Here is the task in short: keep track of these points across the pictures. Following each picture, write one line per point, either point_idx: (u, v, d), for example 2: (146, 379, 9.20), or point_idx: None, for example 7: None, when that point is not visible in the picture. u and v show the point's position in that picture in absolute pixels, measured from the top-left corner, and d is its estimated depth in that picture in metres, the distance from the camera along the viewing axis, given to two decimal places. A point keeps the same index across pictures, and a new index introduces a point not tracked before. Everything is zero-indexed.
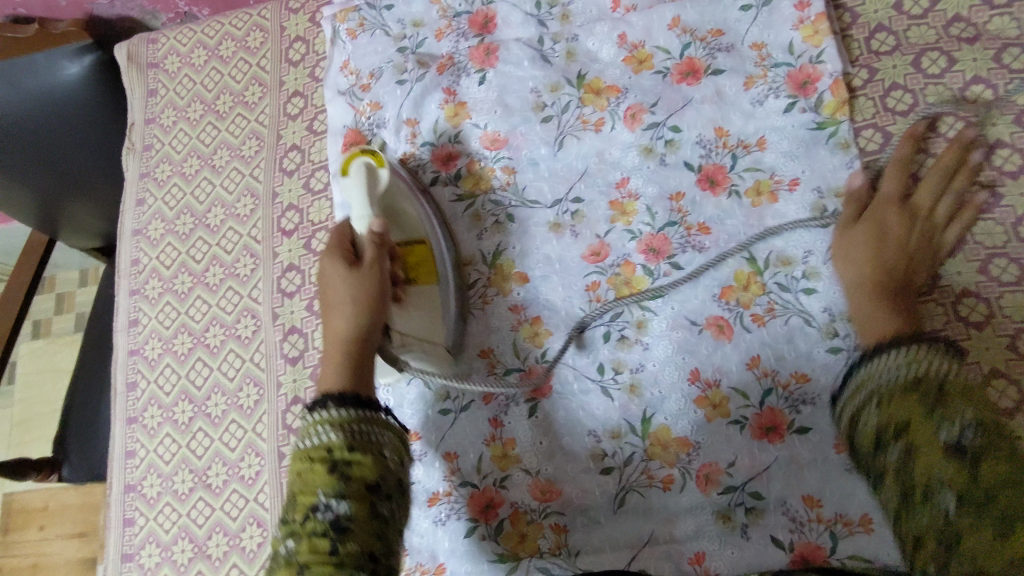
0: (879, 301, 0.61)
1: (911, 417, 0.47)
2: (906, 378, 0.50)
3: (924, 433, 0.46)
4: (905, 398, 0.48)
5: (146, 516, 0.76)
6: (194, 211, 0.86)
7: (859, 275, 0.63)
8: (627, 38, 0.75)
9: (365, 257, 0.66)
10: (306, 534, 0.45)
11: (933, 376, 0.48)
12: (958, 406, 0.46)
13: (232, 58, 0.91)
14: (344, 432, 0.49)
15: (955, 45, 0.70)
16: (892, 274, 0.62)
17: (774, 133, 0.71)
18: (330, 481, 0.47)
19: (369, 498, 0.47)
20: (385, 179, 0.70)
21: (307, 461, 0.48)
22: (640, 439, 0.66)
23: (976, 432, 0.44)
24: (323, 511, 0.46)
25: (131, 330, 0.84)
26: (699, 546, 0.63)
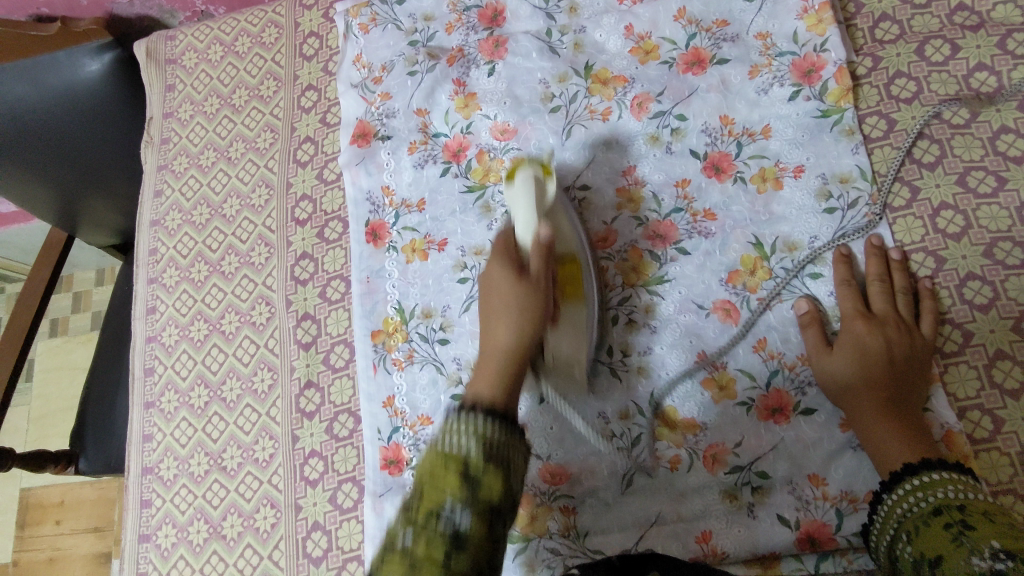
0: (863, 391, 0.60)
1: (944, 549, 0.48)
2: (931, 505, 0.52)
3: (958, 557, 0.46)
4: (932, 477, 0.54)
5: (162, 497, 0.77)
6: (211, 202, 0.88)
7: (841, 360, 0.62)
8: (634, 29, 0.77)
9: (526, 191, 0.62)
10: (423, 535, 0.40)
11: (958, 504, 0.51)
12: (983, 532, 0.47)
13: (248, 53, 0.93)
14: (483, 443, 0.44)
15: (958, 33, 0.71)
16: (865, 356, 0.61)
17: (779, 121, 0.71)
18: (460, 490, 0.42)
19: (491, 516, 0.42)
20: (553, 196, 0.64)
21: (441, 459, 0.43)
22: (648, 420, 0.67)
23: (1005, 558, 0.43)
24: (446, 523, 0.41)
25: (149, 317, 0.86)
26: (706, 525, 0.64)
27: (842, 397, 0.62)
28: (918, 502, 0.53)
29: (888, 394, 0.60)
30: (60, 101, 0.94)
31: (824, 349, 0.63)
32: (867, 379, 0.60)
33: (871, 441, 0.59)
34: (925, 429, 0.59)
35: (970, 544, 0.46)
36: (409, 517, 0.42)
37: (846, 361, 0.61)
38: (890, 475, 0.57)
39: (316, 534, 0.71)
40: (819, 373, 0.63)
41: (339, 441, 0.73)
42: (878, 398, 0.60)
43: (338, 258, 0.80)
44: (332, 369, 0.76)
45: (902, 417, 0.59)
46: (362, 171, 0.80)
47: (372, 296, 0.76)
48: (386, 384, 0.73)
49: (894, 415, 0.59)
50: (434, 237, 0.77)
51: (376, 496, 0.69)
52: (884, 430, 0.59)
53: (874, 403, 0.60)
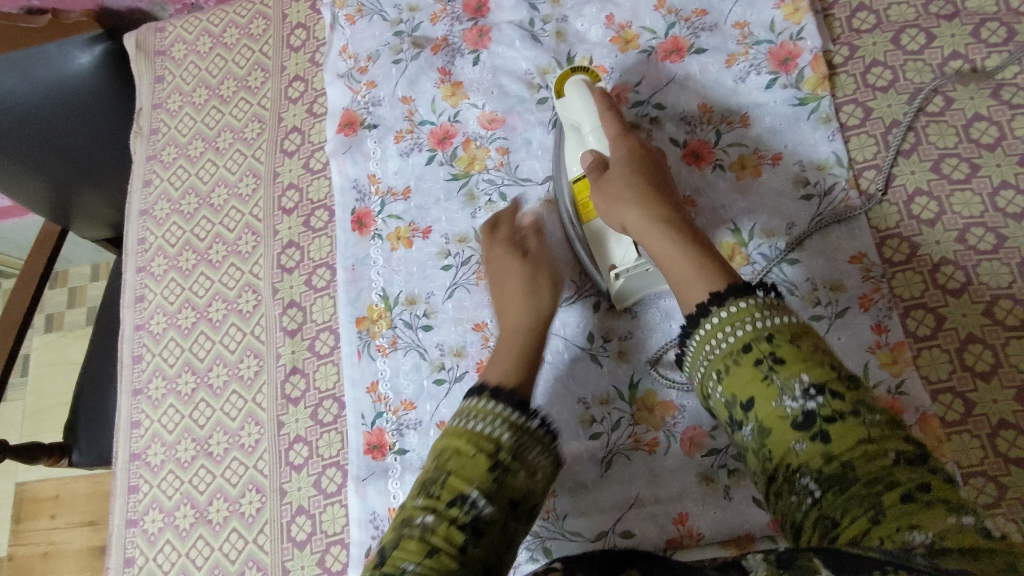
0: (637, 157, 0.66)
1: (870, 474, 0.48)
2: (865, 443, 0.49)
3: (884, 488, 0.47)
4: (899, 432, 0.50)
5: (150, 483, 0.78)
6: (198, 192, 0.89)
7: (632, 197, 0.64)
8: (615, 19, 0.78)
9: (586, 99, 0.69)
10: (446, 517, 0.50)
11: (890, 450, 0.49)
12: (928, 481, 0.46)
13: (236, 45, 0.94)
14: (511, 432, 0.56)
15: (933, 23, 0.72)
16: (633, 154, 0.66)
17: (757, 109, 0.72)
18: (484, 479, 0.52)
19: (509, 505, 0.52)
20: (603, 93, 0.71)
21: (465, 443, 0.55)
22: (627, 404, 0.68)
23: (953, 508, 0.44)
24: (469, 506, 0.51)
25: (137, 306, 0.86)
26: (683, 507, 0.64)
27: (671, 262, 0.62)
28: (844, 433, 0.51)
29: (644, 172, 0.66)
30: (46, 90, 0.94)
31: (608, 189, 0.65)
32: (639, 159, 0.66)
33: (679, 284, 0.61)
34: (698, 230, 0.63)
35: (781, 385, 0.53)
36: (431, 500, 0.52)
37: (634, 199, 0.63)
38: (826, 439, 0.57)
39: (300, 518, 0.72)
40: (604, 209, 0.65)
41: (323, 426, 0.74)
42: (650, 186, 0.65)
43: (324, 246, 0.81)
44: (317, 356, 0.77)
45: (701, 256, 0.60)
46: (349, 160, 0.81)
47: (357, 283, 0.77)
48: (370, 370, 0.74)
49: (678, 234, 0.62)
50: (419, 225, 0.77)
51: (359, 480, 0.70)
52: (676, 245, 0.61)
53: (656, 235, 0.62)
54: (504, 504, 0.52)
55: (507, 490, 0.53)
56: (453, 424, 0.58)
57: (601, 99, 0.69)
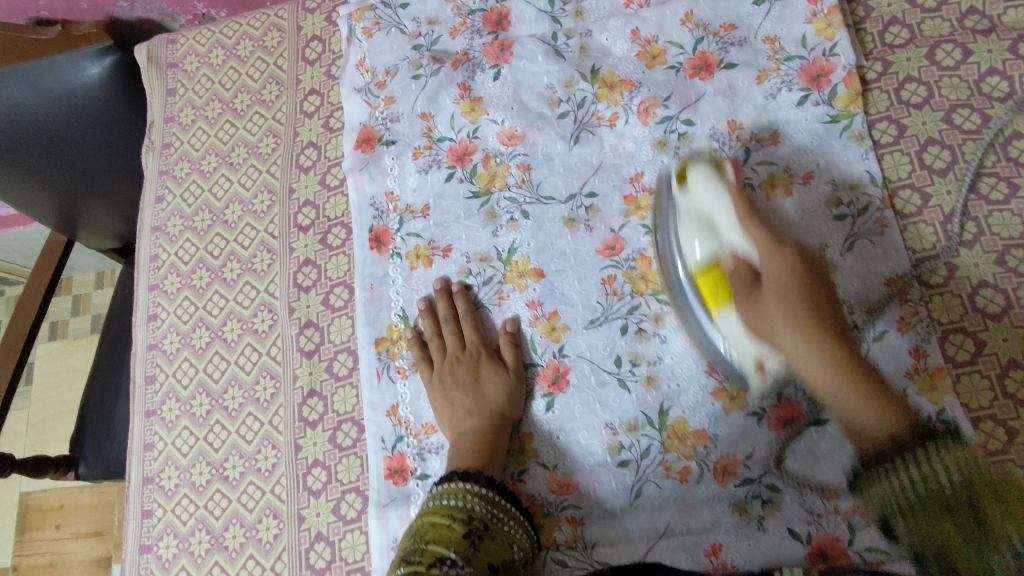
0: (797, 280, 0.60)
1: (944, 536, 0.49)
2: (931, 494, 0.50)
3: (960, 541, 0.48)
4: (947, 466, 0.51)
5: (164, 507, 0.76)
6: (212, 208, 0.87)
7: (768, 293, 0.59)
8: (640, 33, 0.76)
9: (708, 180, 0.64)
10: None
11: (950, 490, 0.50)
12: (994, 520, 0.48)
13: (249, 57, 0.92)
14: (483, 500, 0.60)
15: (969, 37, 0.70)
16: (795, 292, 0.59)
17: (787, 126, 0.71)
18: (461, 545, 0.56)
19: (487, 567, 0.56)
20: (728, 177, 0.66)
21: (442, 517, 0.58)
22: (657, 431, 0.66)
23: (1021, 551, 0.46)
24: (448, 567, 0.54)
25: (150, 324, 0.85)
26: (716, 538, 0.63)
27: (804, 358, 0.58)
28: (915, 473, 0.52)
29: (806, 293, 0.60)
30: (58, 103, 0.93)
31: (756, 307, 0.59)
32: (801, 277, 0.60)
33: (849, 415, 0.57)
34: (843, 320, 0.61)
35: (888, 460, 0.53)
36: (412, 567, 0.54)
37: (786, 326, 0.58)
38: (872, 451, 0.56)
39: (319, 545, 0.70)
40: (750, 327, 0.60)
41: (342, 450, 0.73)
42: (805, 296, 0.59)
43: (342, 265, 0.79)
44: (335, 378, 0.75)
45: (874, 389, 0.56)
46: (366, 176, 0.79)
47: (376, 302, 0.76)
48: (390, 393, 0.73)
49: (860, 380, 0.57)
50: (439, 244, 0.76)
51: (380, 506, 0.68)
52: (849, 391, 0.57)
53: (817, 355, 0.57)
54: (483, 566, 0.56)
55: (484, 554, 0.57)
56: (426, 505, 0.61)
57: (734, 192, 0.63)
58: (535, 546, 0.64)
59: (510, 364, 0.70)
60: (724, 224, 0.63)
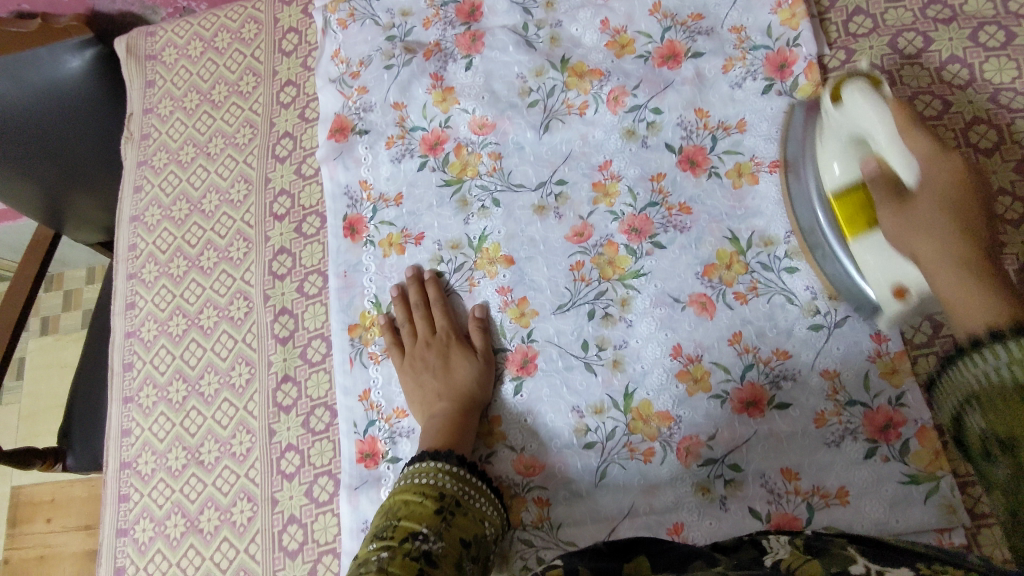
0: (959, 193, 0.52)
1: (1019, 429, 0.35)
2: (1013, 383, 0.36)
3: None
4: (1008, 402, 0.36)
5: (140, 492, 0.77)
6: (190, 197, 0.88)
7: (921, 141, 0.53)
8: (610, 23, 0.78)
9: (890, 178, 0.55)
10: (401, 551, 0.53)
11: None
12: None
13: (227, 49, 0.93)
14: (454, 479, 0.61)
15: (930, 27, 0.71)
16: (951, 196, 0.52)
17: (753, 116, 0.72)
18: (433, 520, 0.57)
19: (459, 541, 0.57)
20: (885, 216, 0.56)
21: (415, 495, 0.59)
22: (622, 413, 0.67)
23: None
24: (421, 541, 0.54)
25: (128, 313, 0.86)
26: (678, 517, 0.64)
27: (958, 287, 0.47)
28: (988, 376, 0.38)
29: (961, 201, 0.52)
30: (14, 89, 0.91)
31: (906, 214, 0.53)
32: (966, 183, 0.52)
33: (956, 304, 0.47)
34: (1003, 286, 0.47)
35: None
36: (384, 542, 0.54)
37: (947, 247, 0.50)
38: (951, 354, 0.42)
39: (292, 527, 0.71)
40: (895, 234, 0.53)
41: (315, 434, 0.74)
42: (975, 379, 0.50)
43: (316, 253, 0.81)
44: (310, 363, 0.76)
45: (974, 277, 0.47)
46: (340, 165, 0.80)
47: (349, 290, 0.77)
48: (362, 378, 0.74)
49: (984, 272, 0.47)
50: (411, 231, 0.77)
51: (351, 489, 0.69)
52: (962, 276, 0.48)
53: (944, 253, 0.50)
54: (455, 541, 0.57)
55: (457, 529, 0.57)
56: (398, 485, 0.62)
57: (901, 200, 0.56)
58: (505, 524, 0.65)
59: (479, 348, 0.71)
60: (882, 142, 0.54)
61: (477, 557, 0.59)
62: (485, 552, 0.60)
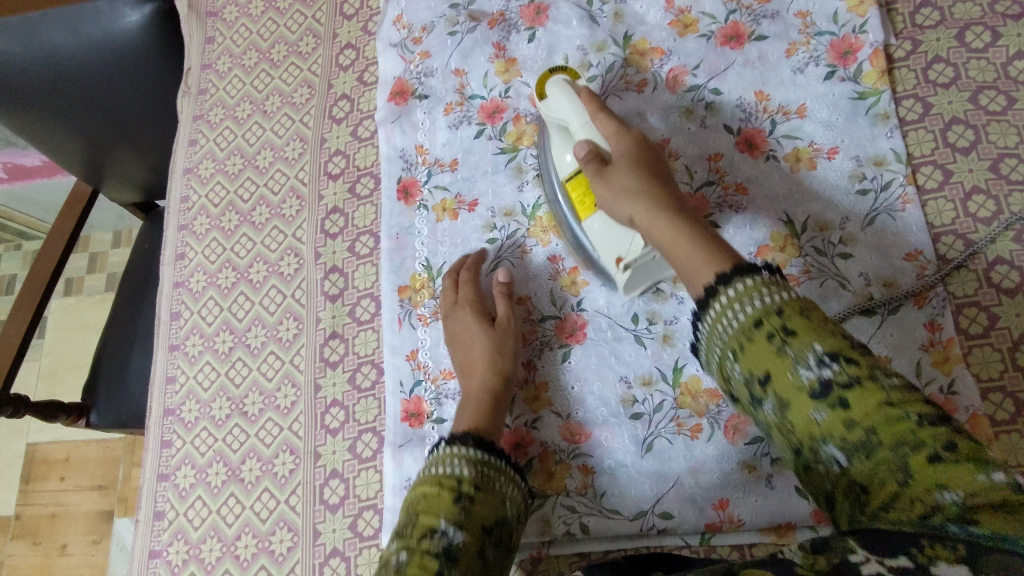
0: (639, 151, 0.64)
1: (769, 366, 0.45)
2: (751, 317, 0.47)
3: (781, 370, 0.45)
4: (755, 342, 0.46)
5: (183, 438, 0.78)
6: (244, 153, 0.89)
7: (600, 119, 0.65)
8: (675, 2, 0.78)
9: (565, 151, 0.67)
10: (418, 552, 0.51)
11: (775, 311, 0.46)
12: (808, 340, 0.44)
13: (287, 10, 0.94)
14: (473, 467, 0.58)
15: (999, 22, 0.72)
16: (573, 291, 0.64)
17: (815, 101, 0.72)
18: (451, 510, 0.54)
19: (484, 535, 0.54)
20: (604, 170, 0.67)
21: (436, 486, 0.56)
22: (670, 387, 0.68)
23: (832, 364, 0.43)
24: (440, 536, 0.52)
25: (177, 264, 0.87)
26: (723, 494, 0.64)
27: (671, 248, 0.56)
28: (737, 312, 0.48)
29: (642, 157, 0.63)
30: (19, 15, 0.89)
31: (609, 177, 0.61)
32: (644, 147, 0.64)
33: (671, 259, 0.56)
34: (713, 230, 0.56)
35: (794, 356, 0.44)
36: (405, 541, 0.53)
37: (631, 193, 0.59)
38: (705, 291, 0.51)
39: (333, 481, 0.72)
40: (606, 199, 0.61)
41: (360, 391, 0.74)
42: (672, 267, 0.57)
43: (369, 214, 0.81)
44: (358, 322, 0.77)
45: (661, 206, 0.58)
46: (398, 129, 0.81)
47: (401, 252, 0.77)
48: (411, 338, 0.74)
49: (684, 219, 0.56)
50: (465, 197, 0.77)
51: (396, 446, 0.70)
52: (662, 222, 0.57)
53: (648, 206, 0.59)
54: (478, 529, 0.54)
55: (479, 516, 0.55)
56: (419, 475, 0.59)
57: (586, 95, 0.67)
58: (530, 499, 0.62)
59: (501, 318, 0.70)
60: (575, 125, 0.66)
61: (502, 542, 0.56)
62: (507, 537, 0.57)
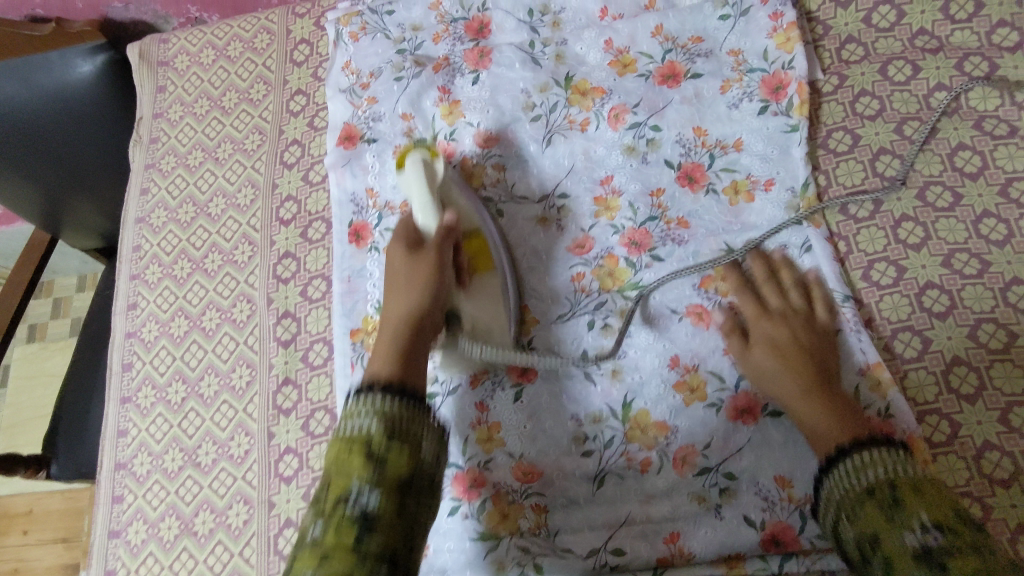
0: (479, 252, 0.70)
1: (875, 523, 0.50)
2: (869, 484, 0.53)
3: (876, 515, 0.50)
4: (869, 511, 0.51)
5: (135, 493, 0.77)
6: (196, 201, 0.89)
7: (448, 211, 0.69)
8: (613, 43, 0.80)
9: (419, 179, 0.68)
10: None
11: (889, 482, 0.52)
12: (915, 510, 0.49)
13: (239, 58, 0.95)
14: (386, 419, 0.51)
15: (919, 56, 0.75)
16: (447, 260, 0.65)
17: (750, 135, 0.75)
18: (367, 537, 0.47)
19: (399, 494, 0.48)
20: (441, 173, 0.70)
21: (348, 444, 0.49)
22: (620, 422, 0.68)
23: (935, 531, 0.47)
24: None
25: (129, 313, 0.86)
26: (675, 526, 0.65)
27: (798, 404, 0.61)
28: (855, 480, 0.54)
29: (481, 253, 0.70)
30: None
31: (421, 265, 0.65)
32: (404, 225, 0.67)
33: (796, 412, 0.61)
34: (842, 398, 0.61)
35: (902, 521, 0.49)
36: None
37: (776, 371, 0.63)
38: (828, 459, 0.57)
39: (288, 531, 0.71)
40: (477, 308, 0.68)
41: (314, 437, 0.74)
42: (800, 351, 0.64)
43: (321, 258, 0.82)
44: (311, 367, 0.77)
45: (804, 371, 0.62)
46: (348, 173, 0.82)
47: (352, 295, 0.77)
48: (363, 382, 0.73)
49: (831, 397, 0.61)
50: None
51: None
52: (804, 399, 0.61)
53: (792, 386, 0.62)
54: None
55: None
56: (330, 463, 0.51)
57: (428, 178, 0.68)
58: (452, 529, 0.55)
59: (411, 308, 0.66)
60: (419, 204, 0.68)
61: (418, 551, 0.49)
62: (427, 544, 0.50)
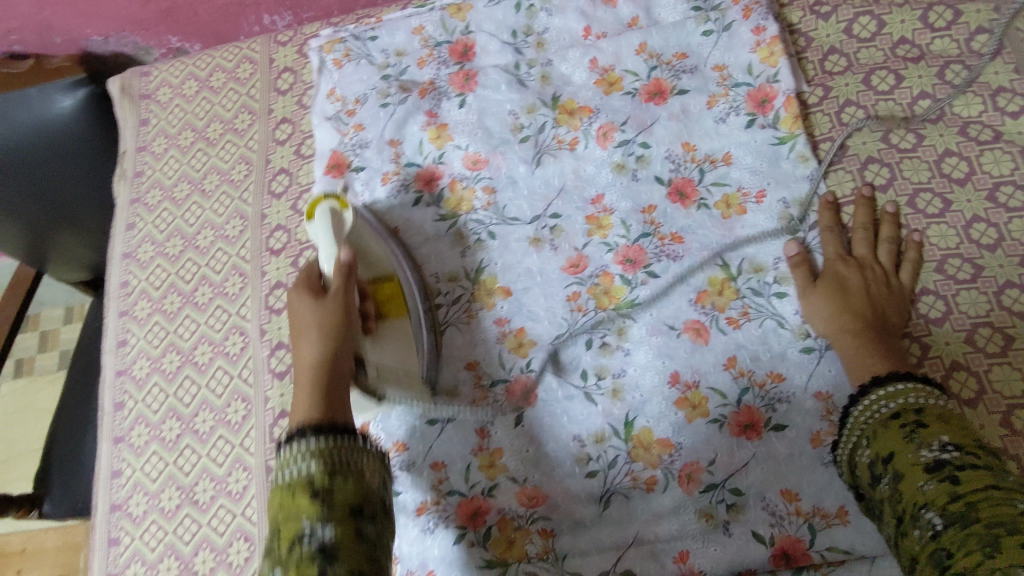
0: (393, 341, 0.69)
1: (893, 444, 0.53)
2: (897, 409, 0.56)
3: (905, 448, 0.52)
4: (889, 432, 0.54)
5: (131, 534, 0.75)
6: (184, 234, 0.88)
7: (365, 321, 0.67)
8: (598, 62, 0.81)
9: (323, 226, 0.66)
10: None
11: (915, 409, 0.55)
12: (937, 431, 0.52)
13: (222, 88, 0.95)
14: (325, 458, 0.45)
15: (901, 65, 0.76)
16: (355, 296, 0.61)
17: (738, 148, 0.75)
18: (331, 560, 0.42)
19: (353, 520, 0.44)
20: (351, 222, 0.68)
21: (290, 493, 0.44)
22: (623, 442, 0.68)
23: (953, 449, 0.50)
24: None
25: (119, 351, 0.85)
26: (683, 545, 0.64)
27: (850, 361, 0.63)
28: (880, 408, 0.57)
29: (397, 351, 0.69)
30: None
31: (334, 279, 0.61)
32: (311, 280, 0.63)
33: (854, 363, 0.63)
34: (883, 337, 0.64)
35: (920, 442, 0.52)
36: None
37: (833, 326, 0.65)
38: (857, 391, 0.60)
39: None
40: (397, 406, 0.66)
41: None
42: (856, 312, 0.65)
43: None
44: None
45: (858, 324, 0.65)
46: None
47: None
48: None
49: (868, 336, 0.64)
50: None
51: None
52: (849, 336, 0.64)
53: (836, 319, 0.66)
54: None
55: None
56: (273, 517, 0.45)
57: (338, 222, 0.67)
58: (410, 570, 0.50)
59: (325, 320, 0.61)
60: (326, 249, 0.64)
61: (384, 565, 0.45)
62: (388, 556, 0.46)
